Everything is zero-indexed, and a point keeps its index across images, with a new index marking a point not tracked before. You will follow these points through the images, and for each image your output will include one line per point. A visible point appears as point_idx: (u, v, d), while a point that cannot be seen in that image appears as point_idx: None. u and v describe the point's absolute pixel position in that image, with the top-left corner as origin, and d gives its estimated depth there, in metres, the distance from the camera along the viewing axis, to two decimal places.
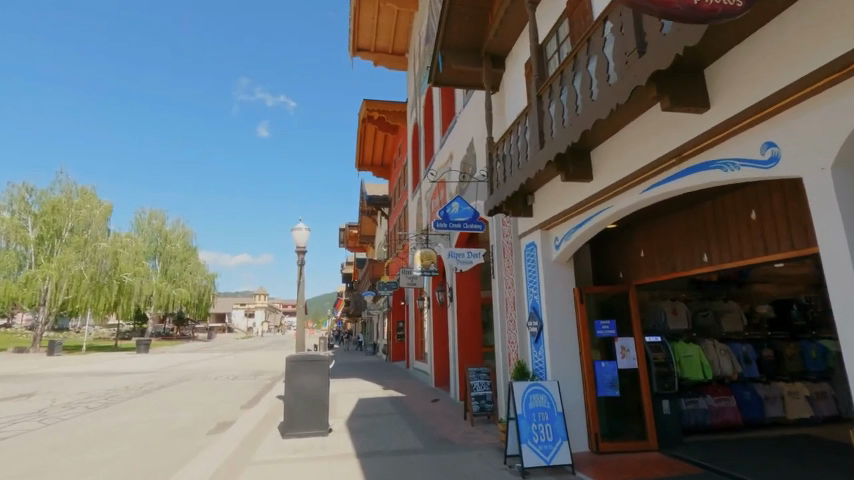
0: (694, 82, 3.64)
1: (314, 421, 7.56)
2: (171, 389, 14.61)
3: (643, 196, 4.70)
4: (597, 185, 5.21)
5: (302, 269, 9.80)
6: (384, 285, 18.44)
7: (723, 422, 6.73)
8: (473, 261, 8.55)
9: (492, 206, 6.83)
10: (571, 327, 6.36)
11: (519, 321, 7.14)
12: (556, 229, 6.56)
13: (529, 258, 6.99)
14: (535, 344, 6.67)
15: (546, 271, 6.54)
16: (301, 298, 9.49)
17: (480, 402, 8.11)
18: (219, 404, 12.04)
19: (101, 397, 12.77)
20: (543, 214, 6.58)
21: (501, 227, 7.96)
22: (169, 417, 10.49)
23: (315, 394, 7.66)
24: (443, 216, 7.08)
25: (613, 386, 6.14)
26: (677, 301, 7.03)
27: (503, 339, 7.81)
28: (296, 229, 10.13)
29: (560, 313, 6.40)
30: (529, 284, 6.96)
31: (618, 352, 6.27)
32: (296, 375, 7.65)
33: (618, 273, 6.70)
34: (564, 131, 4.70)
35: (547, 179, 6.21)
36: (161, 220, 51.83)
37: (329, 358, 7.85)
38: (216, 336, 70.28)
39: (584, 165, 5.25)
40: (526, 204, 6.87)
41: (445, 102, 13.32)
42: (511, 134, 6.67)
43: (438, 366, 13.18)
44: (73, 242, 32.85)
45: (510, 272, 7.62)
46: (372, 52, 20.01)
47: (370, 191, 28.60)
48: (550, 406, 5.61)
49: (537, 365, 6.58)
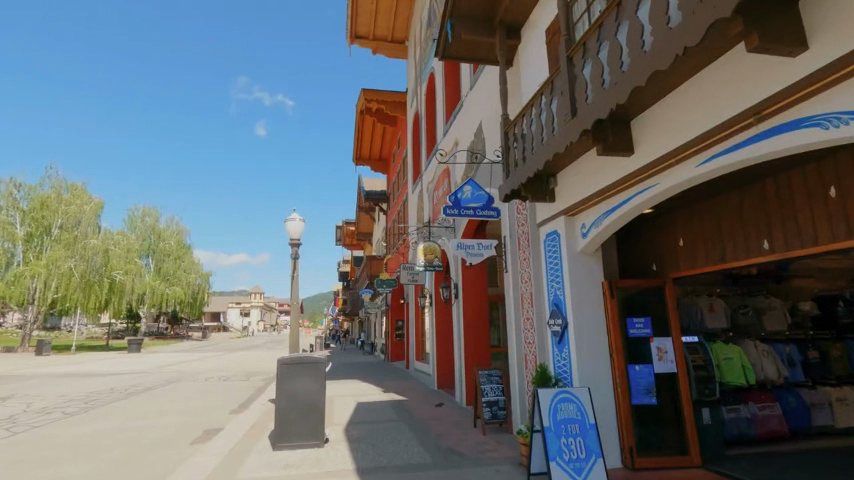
0: (788, 16, 2.89)
1: (308, 431, 6.76)
2: (158, 392, 13.81)
3: (700, 169, 3.96)
4: (640, 159, 4.46)
5: (296, 263, 9.03)
6: (383, 283, 17.67)
7: (768, 433, 6.00)
8: (483, 254, 7.70)
9: (509, 190, 6.08)
10: (601, 325, 5.63)
11: (538, 319, 6.40)
12: (582, 215, 5.81)
13: (551, 248, 6.24)
14: (558, 345, 5.93)
15: (570, 263, 5.79)
16: (295, 294, 8.71)
17: (491, 408, 7.36)
18: (206, 408, 11.24)
19: (81, 402, 11.94)
20: (568, 198, 5.82)
21: (516, 215, 7.21)
22: (152, 424, 9.68)
23: (309, 401, 6.85)
24: (454, 202, 6.30)
25: (650, 393, 5.40)
26: (714, 297, 6.29)
27: (519, 338, 7.06)
28: (290, 219, 9.34)
29: (588, 309, 5.67)
30: (550, 276, 6.21)
31: (654, 353, 5.54)
32: (289, 380, 6.85)
33: (651, 265, 5.97)
34: (608, 92, 3.95)
35: (575, 156, 5.46)
36: (154, 217, 50.89)
37: (324, 361, 7.04)
38: (210, 335, 69.38)
39: (624, 136, 4.51)
40: (547, 188, 6.13)
41: (450, 87, 12.59)
42: (531, 108, 5.92)
43: (441, 368, 12.41)
44: (63, 240, 31.92)
45: (527, 265, 6.87)
46: (370, 39, 19.20)
47: (368, 186, 27.79)
48: (582, 417, 4.86)
49: (560, 369, 5.85)
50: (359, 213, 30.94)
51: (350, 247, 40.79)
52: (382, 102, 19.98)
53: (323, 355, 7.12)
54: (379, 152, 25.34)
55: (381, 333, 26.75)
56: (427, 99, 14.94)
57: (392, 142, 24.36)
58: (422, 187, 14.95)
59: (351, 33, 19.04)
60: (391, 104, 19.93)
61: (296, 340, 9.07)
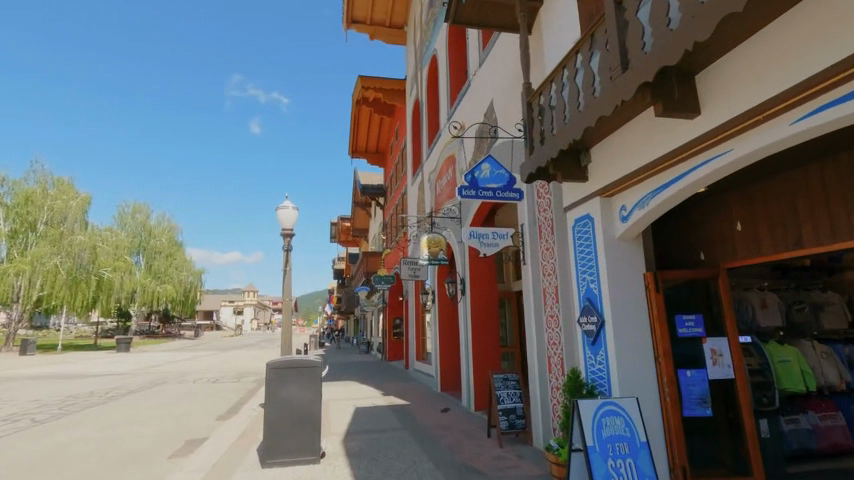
0: None
1: (302, 446, 5.91)
2: (141, 395, 12.92)
3: (797, 126, 3.16)
4: (710, 119, 3.65)
5: (289, 255, 8.17)
6: (380, 279, 16.86)
7: (831, 446, 5.22)
8: (499, 244, 6.86)
9: (535, 167, 5.27)
10: (644, 323, 4.84)
11: (566, 316, 5.61)
12: (622, 196, 5.00)
13: (581, 236, 5.44)
14: (592, 346, 5.14)
15: (607, 252, 5.00)
16: (288, 288, 7.86)
17: (508, 417, 6.54)
18: (191, 414, 10.37)
19: (56, 408, 11.02)
20: (604, 176, 5.01)
21: (538, 200, 6.44)
22: (130, 433, 8.80)
23: (303, 411, 5.97)
24: (471, 182, 5.42)
25: (704, 404, 4.62)
26: (766, 292, 5.52)
27: (541, 339, 6.27)
28: (282, 207, 8.48)
29: (629, 305, 4.87)
30: (580, 268, 5.42)
31: (707, 356, 4.75)
32: (280, 386, 5.98)
33: (697, 253, 5.18)
34: (684, 28, 3.11)
35: (616, 125, 4.65)
36: (145, 214, 49.64)
37: (320, 365, 6.17)
38: (202, 334, 68.34)
39: (690, 92, 3.70)
40: (578, 164, 5.31)
41: (456, 68, 11.77)
42: (562, 70, 5.05)
43: (446, 370, 11.58)
44: (49, 236, 30.81)
45: (550, 255, 6.08)
46: (367, 24, 18.31)
47: (365, 180, 26.87)
48: (631, 434, 4.05)
49: (595, 375, 5.06)
50: (355, 208, 30.01)
51: (345, 244, 39.82)
52: (380, 90, 19.07)
53: (319, 357, 6.25)
54: (376, 145, 24.47)
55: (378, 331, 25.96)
56: (429, 84, 14.08)
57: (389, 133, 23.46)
58: (422, 177, 14.23)
59: (347, 17, 18.21)
60: (389, 93, 19.07)
61: (289, 340, 8.22)
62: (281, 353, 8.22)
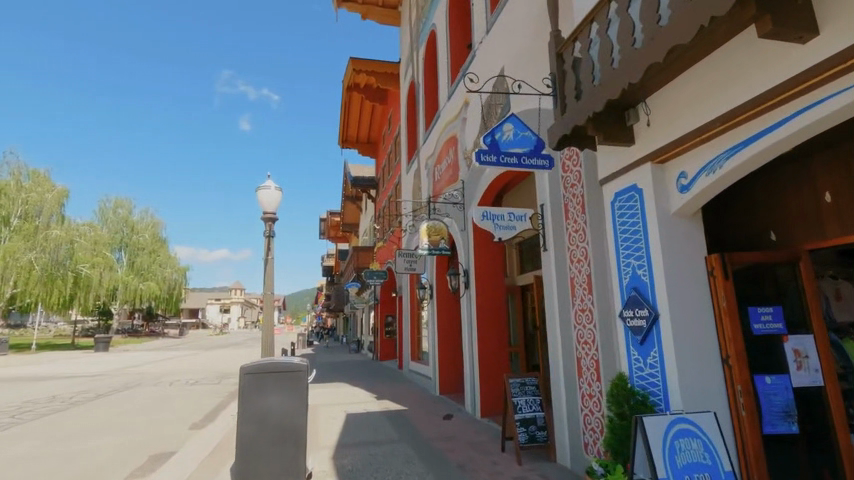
0: None
1: (282, 468, 4.85)
2: (110, 400, 11.73)
3: None
4: (831, 45, 2.72)
5: (272, 241, 7.11)
6: (373, 273, 15.82)
7: None
8: (516, 227, 5.87)
9: (572, 126, 4.31)
10: (707, 318, 3.93)
11: (602, 309, 4.70)
12: (681, 161, 4.04)
13: (624, 211, 4.50)
14: (639, 346, 4.21)
15: (661, 229, 4.07)
16: (269, 280, 6.82)
17: (527, 428, 5.60)
18: (162, 422, 9.25)
19: (7, 416, 9.81)
20: (658, 136, 4.07)
21: (565, 174, 5.49)
22: (87, 445, 7.68)
23: (284, 425, 4.92)
24: (492, 145, 4.43)
25: (788, 418, 3.71)
26: (837, 278, 4.57)
27: (567, 337, 5.33)
28: (263, 186, 7.42)
29: (688, 296, 3.95)
30: (622, 251, 4.50)
31: (790, 358, 3.83)
32: (257, 395, 4.94)
33: (765, 234, 4.24)
34: None
35: (684, 65, 3.68)
36: (127, 209, 47.77)
37: (306, 368, 5.13)
38: (186, 333, 66.62)
39: (803, 10, 2.76)
40: (623, 124, 4.36)
41: (456, 43, 10.79)
42: (608, 3, 4.02)
43: (446, 371, 10.61)
44: (23, 231, 29.12)
45: (581, 238, 5.12)
46: (359, 3, 17.18)
47: (355, 172, 25.74)
48: (712, 463, 3.11)
49: (642, 380, 4.14)
50: (345, 202, 28.82)
51: (334, 240, 38.61)
52: (373, 73, 17.95)
53: (305, 359, 5.20)
54: (367, 135, 23.42)
55: (368, 329, 24.87)
56: (426, 63, 13.08)
57: (381, 122, 22.41)
58: (419, 164, 13.25)
59: None
60: (381, 77, 18.00)
61: (270, 340, 7.18)
62: (262, 354, 7.16)
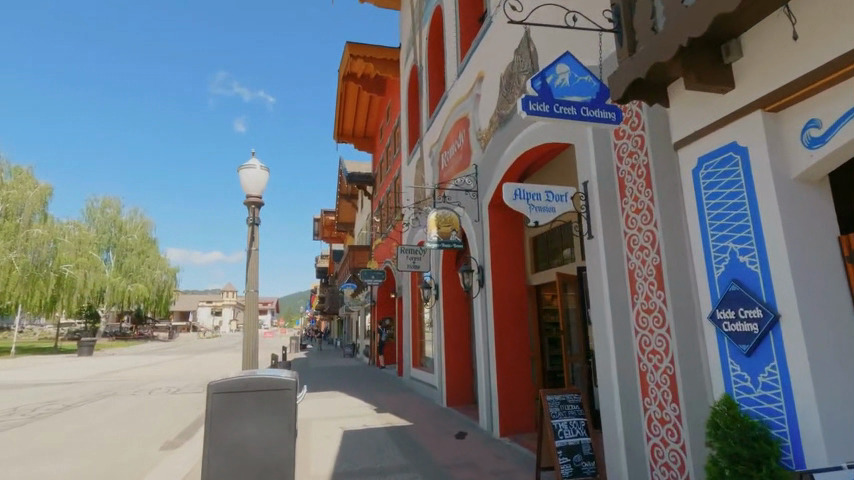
0: None
1: None
2: (78, 413, 10.49)
3: None
4: None
5: (256, 228, 5.98)
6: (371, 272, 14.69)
7: None
8: (554, 209, 4.80)
9: (650, 66, 3.23)
10: (846, 319, 2.86)
11: (681, 310, 3.61)
12: (807, 107, 2.96)
13: (714, 180, 3.43)
14: (747, 359, 3.11)
15: (779, 199, 2.99)
16: (251, 274, 5.69)
17: (571, 459, 4.46)
18: (131, 441, 8.02)
19: None
20: (778, 72, 2.96)
21: (619, 141, 4.40)
22: (35, 471, 6.49)
23: (262, 459, 3.76)
24: (543, 91, 3.39)
25: None
26: None
27: (623, 345, 4.24)
28: (247, 165, 6.28)
29: (820, 289, 2.88)
30: (713, 233, 3.42)
31: None
32: (230, 418, 3.80)
33: None
34: None
35: None
36: (116, 208, 46.39)
37: (294, 384, 4.00)
38: (175, 336, 65.04)
39: None
40: (718, 61, 3.25)
41: (465, 16, 9.70)
42: None
43: (454, 381, 9.44)
44: (2, 229, 27.56)
45: (646, 219, 4.03)
46: None
47: (351, 168, 24.69)
48: None
49: (753, 405, 3.04)
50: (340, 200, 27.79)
51: (329, 240, 37.56)
52: (370, 60, 16.87)
53: (294, 372, 4.08)
54: (364, 128, 22.38)
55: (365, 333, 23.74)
56: (429, 44, 12.01)
57: (378, 115, 21.41)
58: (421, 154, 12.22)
59: None
60: (380, 64, 16.92)
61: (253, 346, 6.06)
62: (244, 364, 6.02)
